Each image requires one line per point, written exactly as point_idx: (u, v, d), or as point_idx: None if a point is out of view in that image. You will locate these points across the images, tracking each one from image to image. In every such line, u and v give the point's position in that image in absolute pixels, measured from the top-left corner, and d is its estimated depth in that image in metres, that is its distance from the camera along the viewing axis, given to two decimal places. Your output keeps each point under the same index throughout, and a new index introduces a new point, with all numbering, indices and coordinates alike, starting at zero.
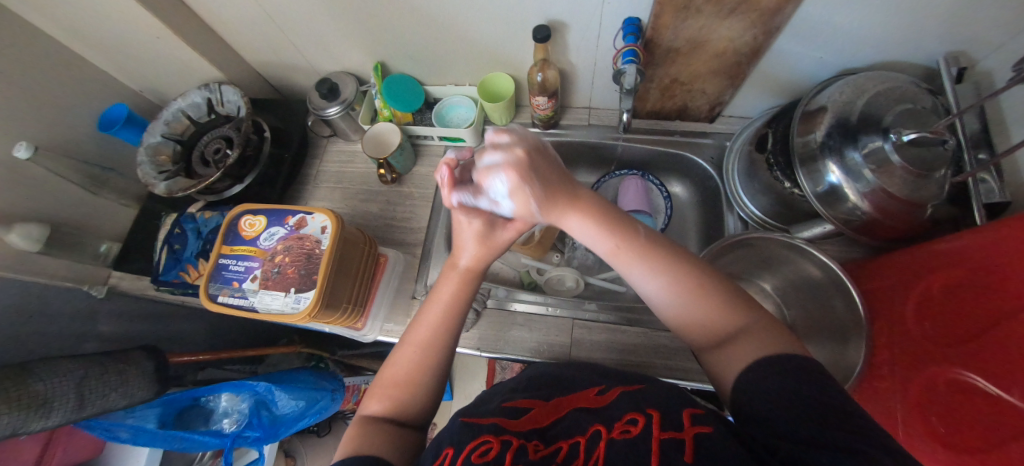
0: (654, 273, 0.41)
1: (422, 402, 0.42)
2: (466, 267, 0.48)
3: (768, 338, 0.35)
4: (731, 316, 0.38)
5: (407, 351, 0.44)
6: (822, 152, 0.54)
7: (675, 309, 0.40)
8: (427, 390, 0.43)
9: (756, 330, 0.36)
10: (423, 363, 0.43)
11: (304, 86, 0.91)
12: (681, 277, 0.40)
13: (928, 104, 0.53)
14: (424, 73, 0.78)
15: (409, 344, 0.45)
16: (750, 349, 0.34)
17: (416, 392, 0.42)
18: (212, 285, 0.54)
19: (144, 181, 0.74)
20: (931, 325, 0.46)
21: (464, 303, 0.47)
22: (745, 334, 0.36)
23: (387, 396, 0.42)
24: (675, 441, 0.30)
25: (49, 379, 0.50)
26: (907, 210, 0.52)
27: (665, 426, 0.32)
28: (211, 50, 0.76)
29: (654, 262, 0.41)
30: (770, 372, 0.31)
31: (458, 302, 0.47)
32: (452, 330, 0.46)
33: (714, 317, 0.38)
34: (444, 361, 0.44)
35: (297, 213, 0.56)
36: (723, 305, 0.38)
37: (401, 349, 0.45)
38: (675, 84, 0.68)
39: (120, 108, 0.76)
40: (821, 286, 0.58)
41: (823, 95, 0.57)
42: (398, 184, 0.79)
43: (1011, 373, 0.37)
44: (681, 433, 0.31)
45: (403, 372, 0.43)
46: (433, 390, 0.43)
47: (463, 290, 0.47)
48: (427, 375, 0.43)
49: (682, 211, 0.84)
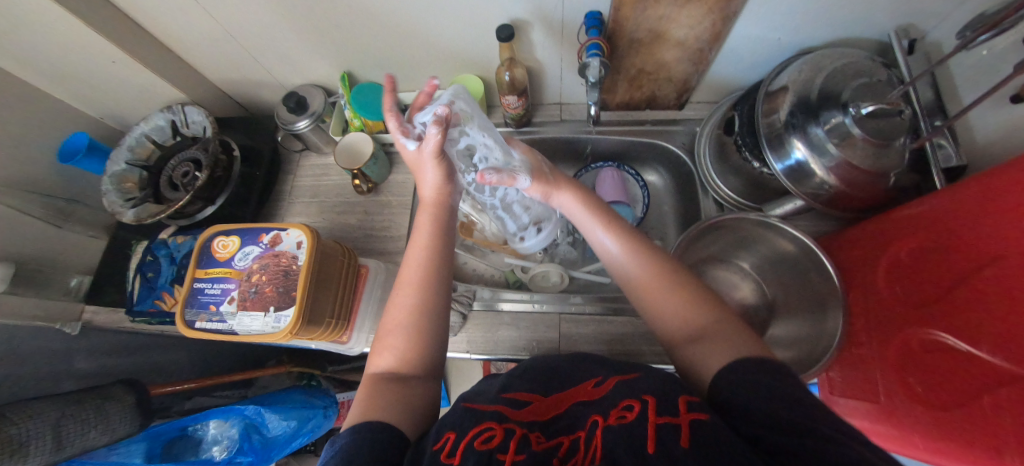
0: (634, 263, 0.45)
1: (426, 345, 0.44)
2: (433, 197, 0.50)
3: (737, 338, 0.36)
4: (703, 316, 0.39)
5: (402, 292, 0.46)
6: (787, 131, 0.56)
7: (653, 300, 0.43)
8: (427, 332, 0.44)
9: (729, 329, 0.37)
10: (417, 303, 0.45)
11: (271, 101, 0.89)
12: (657, 262, 0.44)
13: (883, 76, 0.55)
14: (392, 79, 0.77)
15: (403, 288, 0.46)
16: (723, 346, 0.36)
17: (418, 335, 0.44)
18: (188, 311, 0.53)
19: (110, 210, 0.71)
20: (901, 288, 0.48)
21: (444, 236, 0.49)
22: (717, 332, 0.37)
23: (393, 346, 0.43)
24: (671, 426, 0.30)
25: (22, 423, 0.48)
26: (871, 181, 0.53)
27: (660, 411, 0.32)
28: (171, 71, 0.74)
29: (636, 253, 0.45)
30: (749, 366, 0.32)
31: (436, 235, 0.49)
32: (438, 262, 0.47)
33: (679, 308, 0.41)
34: (435, 296, 0.46)
35: (271, 230, 0.55)
36: (693, 299, 0.41)
37: (397, 294, 0.46)
38: (641, 74, 0.69)
39: (80, 137, 0.74)
40: (796, 261, 0.59)
41: (782, 76, 0.59)
42: (375, 193, 0.78)
43: (981, 329, 0.39)
44: (676, 418, 0.31)
45: (401, 315, 0.44)
46: (434, 332, 0.45)
47: (438, 223, 0.50)
48: (422, 314, 0.44)
49: (660, 198, 0.85)
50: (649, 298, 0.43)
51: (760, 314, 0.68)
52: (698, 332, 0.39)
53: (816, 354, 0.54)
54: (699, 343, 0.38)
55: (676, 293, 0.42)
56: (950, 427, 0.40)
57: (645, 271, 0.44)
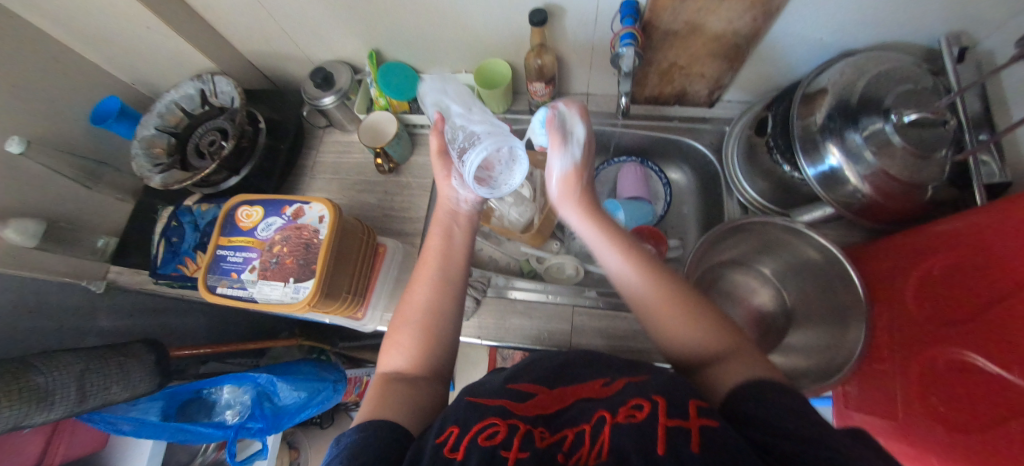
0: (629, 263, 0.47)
1: (435, 349, 0.45)
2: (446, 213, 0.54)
3: (754, 363, 0.36)
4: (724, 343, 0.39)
5: (416, 291, 0.48)
6: (822, 135, 0.54)
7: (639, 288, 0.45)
8: (435, 334, 0.46)
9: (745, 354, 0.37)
10: (430, 303, 0.47)
11: (298, 76, 0.90)
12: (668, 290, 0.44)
13: (929, 84, 0.53)
14: (420, 60, 0.77)
15: (417, 285, 0.48)
16: (744, 367, 0.35)
17: (424, 336, 0.45)
18: (210, 276, 0.54)
19: (139, 174, 0.73)
20: (931, 305, 0.46)
21: (453, 243, 0.51)
22: (737, 353, 0.37)
23: (400, 348, 0.45)
24: (682, 429, 0.30)
25: (50, 373, 0.50)
26: (907, 192, 0.51)
27: (671, 412, 0.32)
28: (203, 40, 0.75)
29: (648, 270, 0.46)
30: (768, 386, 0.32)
31: (447, 244, 0.51)
32: (451, 267, 0.50)
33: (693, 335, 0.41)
34: (449, 301, 0.48)
35: (294, 203, 0.55)
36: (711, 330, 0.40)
37: (410, 292, 0.48)
38: (673, 68, 0.67)
39: (112, 101, 0.76)
40: (820, 269, 0.58)
41: (822, 77, 0.57)
42: (395, 174, 0.78)
43: (1014, 354, 0.37)
44: (687, 421, 0.30)
45: (410, 314, 0.47)
46: (443, 336, 0.46)
47: (449, 231, 0.52)
48: (433, 317, 0.46)
49: (682, 198, 0.84)
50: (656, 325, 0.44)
51: (777, 321, 0.67)
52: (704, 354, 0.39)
53: (834, 365, 0.53)
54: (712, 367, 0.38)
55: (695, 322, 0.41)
56: (969, 451, 0.39)
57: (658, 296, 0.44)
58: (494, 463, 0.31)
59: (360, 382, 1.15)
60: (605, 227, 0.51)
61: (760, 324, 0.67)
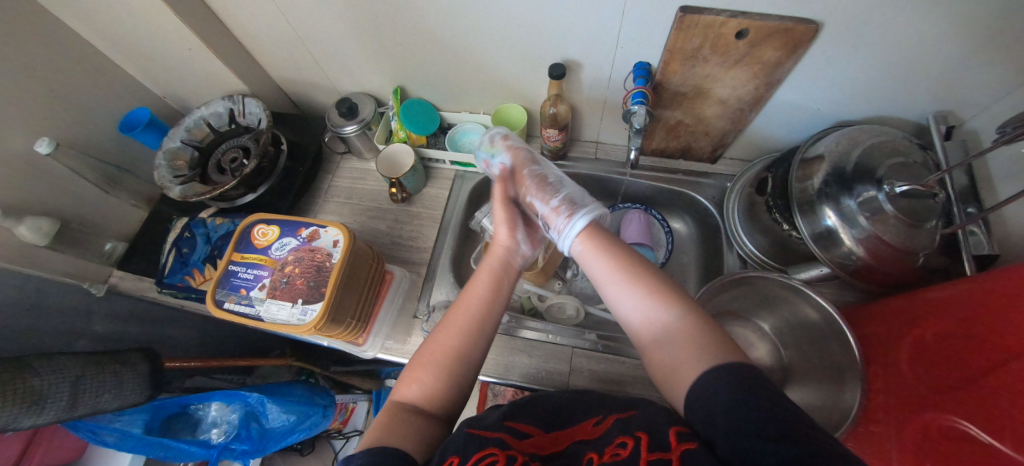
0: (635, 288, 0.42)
1: (453, 392, 0.44)
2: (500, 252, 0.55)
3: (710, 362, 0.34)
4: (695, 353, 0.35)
5: (449, 329, 0.47)
6: (819, 198, 0.57)
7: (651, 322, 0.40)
8: (458, 379, 0.45)
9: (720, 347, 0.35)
10: (459, 347, 0.46)
11: (323, 103, 0.94)
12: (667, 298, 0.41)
13: (919, 158, 0.56)
14: (441, 99, 0.81)
15: (451, 322, 0.48)
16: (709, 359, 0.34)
17: (446, 377, 0.44)
18: (219, 291, 0.55)
19: (159, 184, 0.75)
20: (926, 370, 0.46)
21: (498, 293, 0.51)
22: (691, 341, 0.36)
23: (419, 381, 0.44)
24: (662, 461, 0.30)
25: (45, 375, 0.49)
26: (900, 257, 0.53)
27: (653, 446, 0.32)
28: (240, 65, 0.80)
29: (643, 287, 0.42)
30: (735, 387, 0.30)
31: (493, 291, 0.50)
32: (490, 312, 0.49)
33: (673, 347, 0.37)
34: (478, 346, 0.47)
35: (311, 225, 0.57)
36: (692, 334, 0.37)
37: (443, 330, 0.47)
38: (680, 125, 0.71)
39: (143, 112, 0.79)
40: (818, 329, 0.59)
41: (819, 144, 0.60)
42: (407, 203, 0.80)
43: (1008, 425, 0.36)
44: (668, 453, 0.31)
45: (437, 351, 0.46)
46: (463, 377, 0.45)
47: (497, 275, 0.52)
48: (459, 362, 0.45)
49: (683, 246, 0.86)
50: (648, 344, 0.40)
51: (774, 377, 0.67)
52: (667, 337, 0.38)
53: (830, 427, 0.53)
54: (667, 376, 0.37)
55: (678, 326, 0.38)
56: None
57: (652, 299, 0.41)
58: None
59: (346, 409, 1.12)
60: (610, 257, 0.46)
61: None
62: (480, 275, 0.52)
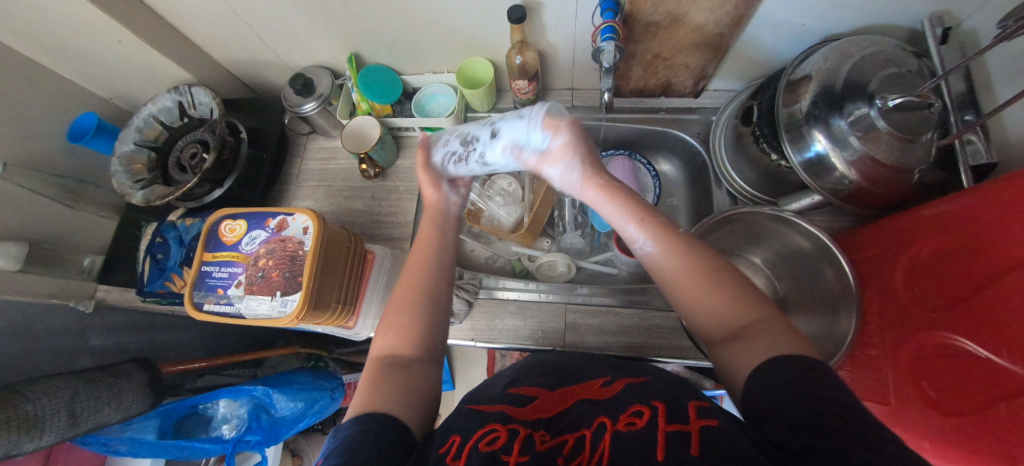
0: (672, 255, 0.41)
1: (430, 327, 0.45)
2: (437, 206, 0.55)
3: (777, 335, 0.34)
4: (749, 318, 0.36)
5: (411, 275, 0.48)
6: (808, 121, 0.53)
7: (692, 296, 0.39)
8: (429, 311, 0.46)
9: (765, 325, 0.35)
10: (422, 285, 0.47)
11: (278, 82, 0.88)
12: (676, 236, 0.42)
13: (913, 67, 0.52)
14: (401, 62, 0.75)
15: (409, 268, 0.49)
16: (763, 345, 0.33)
17: (419, 319, 0.45)
18: (196, 293, 0.53)
19: (120, 191, 0.72)
20: (920, 287, 0.45)
21: (443, 237, 0.53)
22: (756, 331, 0.35)
23: (393, 329, 0.44)
24: (681, 434, 0.31)
25: (37, 399, 0.49)
26: (894, 177, 0.51)
27: (670, 418, 0.33)
28: (177, 51, 0.73)
29: (677, 249, 0.41)
30: (765, 378, 0.30)
31: (439, 234, 0.53)
32: (443, 251, 0.51)
33: (712, 299, 0.38)
34: (443, 285, 0.48)
35: (277, 215, 0.55)
36: (729, 289, 0.38)
37: (406, 276, 0.49)
38: (657, 59, 0.66)
39: (88, 117, 0.74)
40: (811, 257, 0.57)
41: (806, 63, 0.56)
42: (382, 178, 0.77)
43: (1001, 338, 0.36)
44: (687, 425, 0.32)
45: (406, 295, 0.47)
46: (436, 318, 0.46)
47: (440, 220, 0.55)
48: (428, 295, 0.47)
49: (671, 188, 0.84)
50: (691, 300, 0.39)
51: None
52: (734, 328, 0.36)
53: (823, 355, 0.53)
54: (736, 341, 0.35)
55: (694, 279, 0.39)
56: (962, 436, 0.38)
57: (663, 242, 0.42)
58: None
59: None
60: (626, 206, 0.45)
61: None
62: (425, 224, 0.54)
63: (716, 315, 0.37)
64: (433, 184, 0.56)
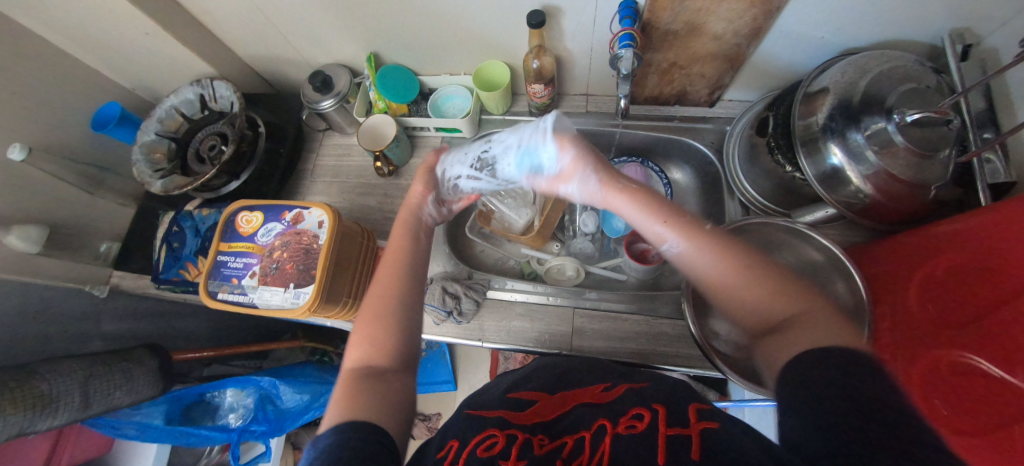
0: (704, 252, 0.40)
1: (400, 335, 0.44)
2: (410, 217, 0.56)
3: (828, 326, 0.32)
4: (793, 307, 0.34)
5: (378, 283, 0.48)
6: (824, 134, 0.53)
7: (730, 289, 0.38)
8: (401, 323, 0.45)
9: (811, 316, 0.33)
10: (391, 298, 0.47)
11: (297, 79, 0.89)
12: (704, 230, 0.42)
13: (932, 83, 0.52)
14: (419, 62, 0.76)
15: (377, 282, 0.49)
16: (807, 335, 0.31)
17: (387, 327, 0.44)
18: (211, 282, 0.54)
19: (140, 180, 0.73)
20: (931, 304, 0.45)
21: (417, 246, 0.53)
22: (806, 320, 0.33)
23: (363, 339, 0.44)
24: (682, 437, 0.31)
25: (53, 379, 0.50)
26: (910, 192, 0.51)
27: (671, 422, 0.33)
28: (202, 45, 0.75)
29: (707, 243, 0.41)
30: (795, 383, 0.29)
31: (407, 245, 0.53)
32: (412, 265, 0.51)
33: (754, 295, 0.36)
34: (410, 293, 0.48)
35: (294, 208, 0.56)
36: (772, 281, 0.36)
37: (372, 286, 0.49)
38: (673, 68, 0.66)
39: (112, 106, 0.76)
40: (823, 270, 0.57)
41: (824, 76, 0.56)
42: (395, 176, 0.78)
43: (1017, 357, 0.36)
44: (688, 429, 0.32)
45: (371, 304, 0.46)
46: (404, 326, 0.45)
47: (410, 234, 0.54)
48: (394, 305, 0.46)
49: (682, 197, 0.84)
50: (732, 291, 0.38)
51: None
52: (785, 319, 0.34)
53: None
54: (782, 333, 0.33)
55: (735, 273, 0.38)
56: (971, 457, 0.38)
57: (693, 242, 0.41)
58: None
59: None
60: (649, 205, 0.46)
61: None
62: (395, 235, 0.54)
63: (761, 312, 0.36)
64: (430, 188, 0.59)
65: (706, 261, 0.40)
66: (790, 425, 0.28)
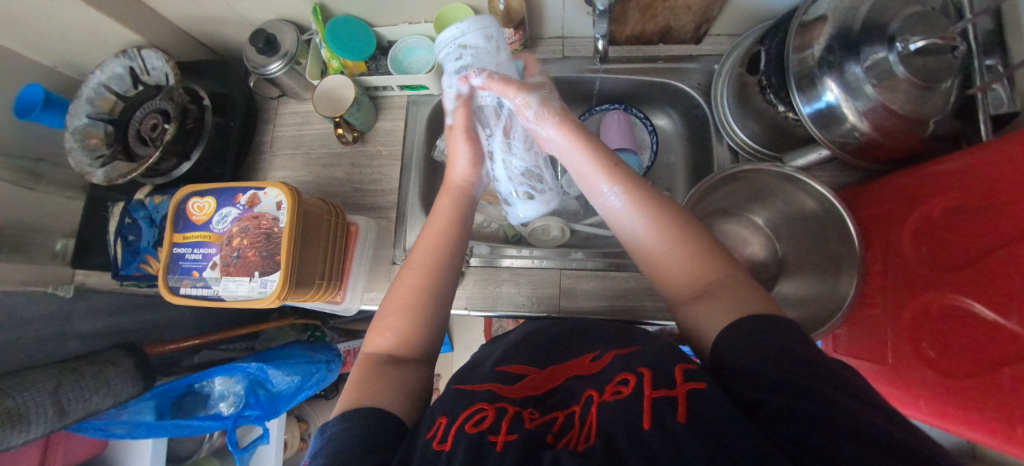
0: (639, 211, 0.42)
1: (429, 327, 0.44)
2: (460, 182, 0.53)
3: (743, 295, 0.35)
4: (714, 270, 0.37)
5: (413, 271, 0.46)
6: (820, 69, 0.49)
7: (658, 250, 0.40)
8: (430, 316, 0.44)
9: (727, 283, 0.36)
10: (424, 289, 0.45)
11: (239, 40, 0.79)
12: (638, 187, 0.43)
13: (937, 5, 0.46)
14: (371, 12, 0.67)
15: (409, 267, 0.46)
16: (729, 303, 0.34)
17: (419, 319, 0.43)
18: (171, 277, 0.50)
19: (79, 170, 0.66)
20: (928, 249, 0.43)
21: (461, 224, 0.50)
22: (722, 288, 0.36)
23: (392, 329, 0.43)
24: (668, 398, 0.30)
25: (19, 393, 0.48)
26: (908, 129, 0.48)
27: (656, 384, 0.31)
28: (118, 7, 0.65)
29: (642, 202, 0.42)
30: (737, 361, 0.30)
31: (452, 224, 0.49)
32: (453, 250, 0.48)
33: (678, 247, 0.39)
34: (447, 282, 0.46)
35: (248, 190, 0.51)
36: (698, 244, 0.39)
37: (406, 271, 0.46)
38: (656, 1, 0.59)
39: (34, 89, 0.67)
40: (815, 217, 0.55)
41: (821, 2, 0.50)
42: (361, 143, 0.72)
43: (1009, 299, 0.35)
44: (673, 390, 0.30)
45: (405, 294, 0.44)
46: (436, 319, 0.45)
47: (458, 205, 0.51)
48: (428, 296, 0.44)
49: (669, 146, 0.80)
50: (661, 253, 0.40)
51: (768, 270, 0.65)
52: (703, 287, 0.37)
53: (821, 317, 0.53)
54: (700, 301, 0.36)
55: (663, 234, 0.40)
56: (962, 394, 0.39)
57: (631, 199, 0.42)
58: (482, 449, 0.30)
59: None
60: (596, 157, 0.45)
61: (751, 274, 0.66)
62: (442, 203, 0.51)
63: (687, 272, 0.38)
64: (472, 157, 0.53)
65: (638, 222, 0.41)
66: (760, 392, 0.28)
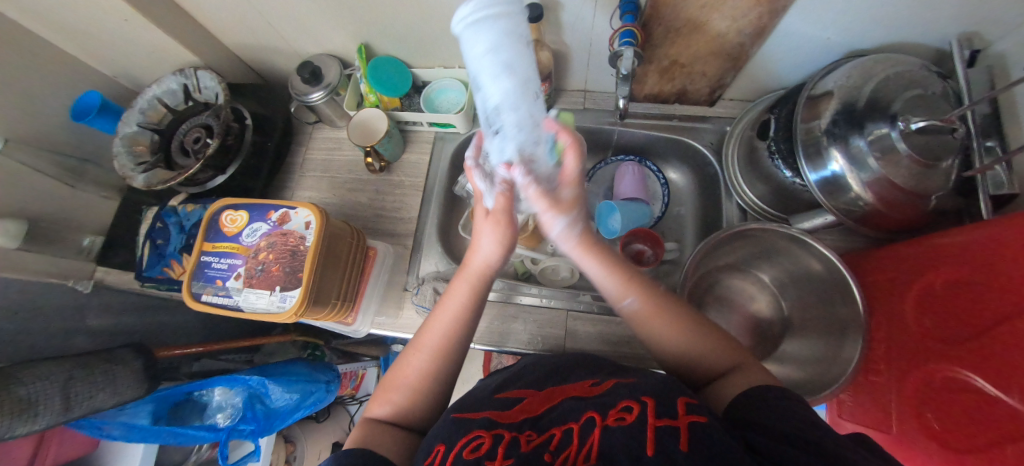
0: (655, 312, 0.43)
1: (428, 408, 0.43)
2: (480, 265, 0.46)
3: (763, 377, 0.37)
4: (728, 360, 0.39)
5: (415, 358, 0.44)
6: (827, 139, 0.51)
7: (672, 341, 0.42)
8: (429, 397, 0.43)
9: (745, 368, 0.38)
10: (429, 371, 0.43)
11: (286, 68, 0.86)
12: (657, 293, 0.44)
13: (937, 90, 0.50)
14: (411, 54, 0.73)
15: (415, 349, 0.45)
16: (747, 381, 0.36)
17: (419, 401, 0.43)
18: (194, 283, 0.52)
19: (121, 173, 0.71)
20: (930, 319, 0.45)
21: (472, 314, 0.46)
22: (742, 370, 0.38)
23: (391, 401, 0.43)
24: (670, 428, 0.30)
25: (31, 383, 0.49)
26: (911, 202, 0.50)
27: (659, 413, 0.32)
28: (184, 33, 0.72)
29: (658, 305, 0.43)
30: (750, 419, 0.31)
31: (467, 314, 0.45)
32: (460, 336, 0.45)
33: (672, 333, 0.42)
34: (451, 362, 0.45)
35: (279, 208, 0.54)
36: (710, 340, 0.41)
37: (410, 353, 0.45)
38: (674, 66, 0.64)
39: (93, 95, 0.73)
40: (821, 279, 0.57)
41: (828, 79, 0.54)
42: (387, 172, 0.76)
43: (1010, 376, 0.35)
44: (676, 420, 0.31)
45: (406, 378, 0.44)
46: (438, 397, 0.44)
47: (474, 293, 0.46)
48: (430, 382, 0.43)
49: (679, 197, 0.83)
50: (673, 343, 0.42)
51: (773, 328, 0.66)
52: (720, 371, 0.39)
53: (825, 381, 0.53)
54: (720, 380, 0.38)
55: (674, 324, 0.42)
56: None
57: (644, 304, 0.43)
58: None
59: (354, 376, 1.16)
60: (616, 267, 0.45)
61: (755, 332, 0.66)
62: (455, 285, 0.46)
63: (699, 358, 0.40)
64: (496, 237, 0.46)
65: (654, 321, 0.43)
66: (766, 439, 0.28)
